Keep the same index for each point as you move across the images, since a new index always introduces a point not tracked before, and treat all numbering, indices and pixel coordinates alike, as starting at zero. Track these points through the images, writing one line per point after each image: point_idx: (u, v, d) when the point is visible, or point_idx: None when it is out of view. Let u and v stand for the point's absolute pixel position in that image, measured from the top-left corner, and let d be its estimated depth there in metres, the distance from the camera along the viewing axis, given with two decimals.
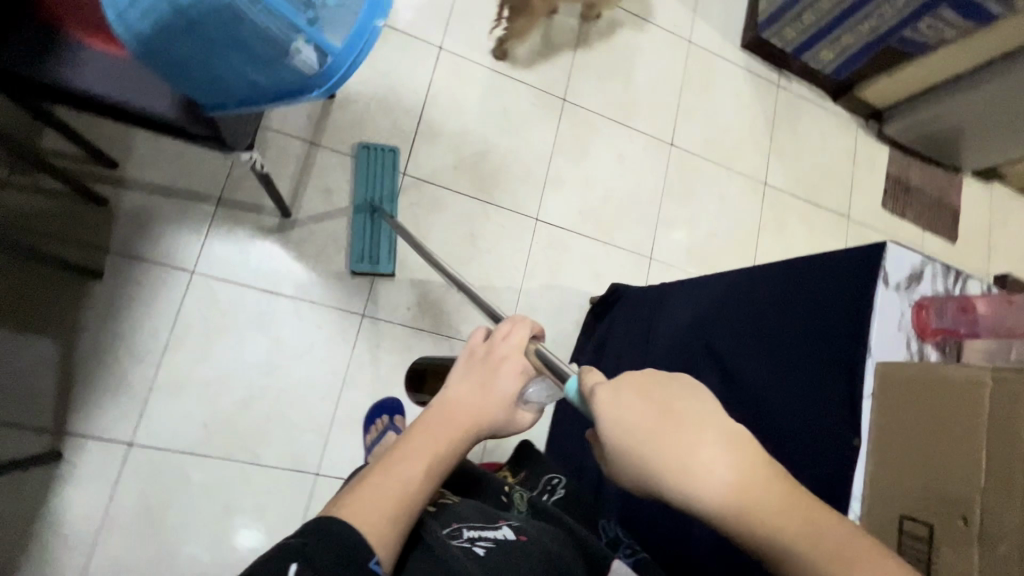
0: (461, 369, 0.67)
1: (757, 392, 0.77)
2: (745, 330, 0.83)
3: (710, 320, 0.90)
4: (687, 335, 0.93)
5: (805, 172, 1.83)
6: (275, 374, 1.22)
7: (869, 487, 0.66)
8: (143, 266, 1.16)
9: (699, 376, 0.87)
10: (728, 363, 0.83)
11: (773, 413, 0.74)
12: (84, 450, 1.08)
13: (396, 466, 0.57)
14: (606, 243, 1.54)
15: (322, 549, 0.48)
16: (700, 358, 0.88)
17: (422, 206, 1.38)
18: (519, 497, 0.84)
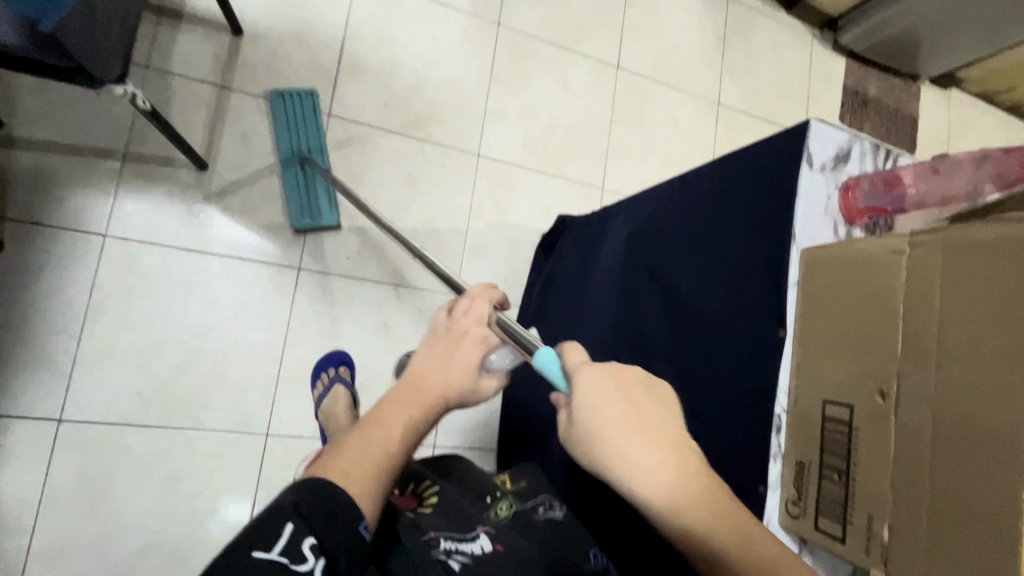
0: (427, 347, 0.63)
1: (693, 300, 0.74)
2: (681, 239, 0.79)
3: (646, 235, 0.85)
4: (626, 253, 0.89)
5: (759, 88, 1.76)
6: (211, 337, 1.16)
7: (794, 375, 0.64)
8: (50, 233, 1.08)
9: (637, 293, 0.83)
10: (665, 276, 0.79)
11: (711, 320, 0.71)
12: (10, 429, 1.03)
13: (374, 431, 0.54)
14: (555, 176, 1.48)
15: (312, 508, 0.47)
16: (637, 275, 0.84)
17: (352, 149, 1.29)
18: (503, 505, 0.79)
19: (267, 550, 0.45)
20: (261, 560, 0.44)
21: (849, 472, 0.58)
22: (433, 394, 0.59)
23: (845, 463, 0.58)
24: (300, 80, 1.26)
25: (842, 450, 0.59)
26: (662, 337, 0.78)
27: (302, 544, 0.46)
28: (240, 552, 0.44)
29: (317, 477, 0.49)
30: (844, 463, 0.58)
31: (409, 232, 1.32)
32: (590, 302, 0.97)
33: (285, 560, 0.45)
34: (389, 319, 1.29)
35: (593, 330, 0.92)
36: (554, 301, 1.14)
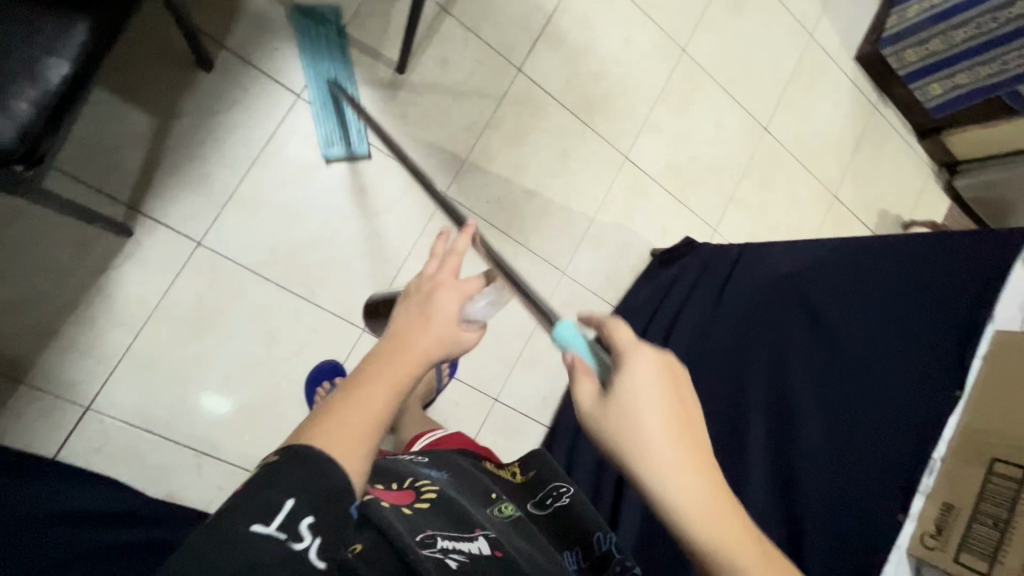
0: (402, 310, 0.60)
1: (852, 331, 0.95)
2: (857, 296, 0.97)
3: (814, 274, 1.04)
4: (780, 283, 1.08)
5: (873, 196, 1.86)
6: (348, 222, 1.21)
7: (959, 436, 0.84)
8: (254, 73, 1.13)
9: (790, 311, 1.04)
10: (820, 304, 1.00)
11: (862, 351, 0.93)
12: (153, 234, 1.07)
13: (352, 403, 0.51)
14: (680, 200, 1.56)
15: (295, 479, 0.46)
16: (794, 300, 1.04)
17: (527, 107, 1.36)
18: (504, 505, 0.87)
19: (267, 525, 0.45)
20: (258, 533, 0.44)
21: (1008, 522, 0.77)
22: (417, 343, 0.56)
23: (1006, 514, 0.78)
24: (508, 29, 1.33)
25: (1002, 502, 0.79)
26: (807, 368, 0.98)
27: (300, 523, 0.46)
28: (240, 523, 0.44)
29: (309, 444, 0.48)
30: (1006, 514, 0.78)
31: (545, 199, 1.39)
32: (722, 314, 1.15)
33: (282, 535, 0.45)
34: None
35: (727, 327, 1.13)
36: (670, 304, 1.28)
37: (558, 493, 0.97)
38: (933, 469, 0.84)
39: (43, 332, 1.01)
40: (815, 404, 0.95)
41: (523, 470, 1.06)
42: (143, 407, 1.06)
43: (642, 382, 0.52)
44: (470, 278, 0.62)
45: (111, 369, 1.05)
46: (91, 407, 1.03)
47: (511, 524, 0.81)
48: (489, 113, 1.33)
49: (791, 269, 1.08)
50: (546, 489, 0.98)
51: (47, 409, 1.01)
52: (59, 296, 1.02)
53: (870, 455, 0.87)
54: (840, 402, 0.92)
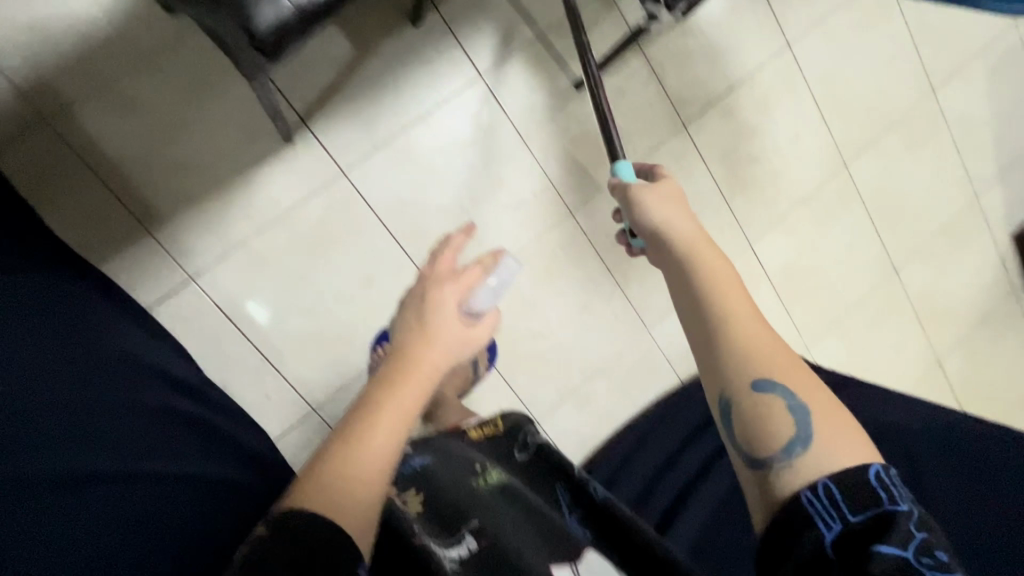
0: (404, 316, 0.70)
1: (968, 530, 0.86)
2: (975, 489, 0.90)
3: (931, 451, 0.97)
4: (886, 439, 1.01)
5: (980, 380, 1.74)
6: (475, 203, 1.24)
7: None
8: (451, 41, 1.19)
9: (893, 474, 0.96)
10: (932, 485, 0.93)
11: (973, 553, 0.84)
12: (309, 148, 1.13)
13: (364, 443, 0.57)
14: (785, 306, 1.51)
15: (286, 550, 0.49)
16: (900, 465, 0.97)
17: (677, 163, 1.36)
18: (491, 473, 0.80)
19: None
20: None
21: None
22: (425, 355, 0.65)
23: None
24: (689, 85, 1.35)
25: None
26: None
27: None
28: None
29: (311, 507, 0.51)
30: None
31: None
32: None
33: None
34: (589, 302, 1.35)
35: None
36: None
37: (531, 438, 0.91)
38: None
39: (187, 198, 1.09)
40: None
41: (506, 419, 0.92)
42: (236, 296, 1.12)
43: (666, 195, 0.74)
44: (466, 271, 0.73)
45: (225, 251, 1.11)
46: (195, 277, 1.09)
47: (497, 499, 0.77)
48: (640, 155, 1.33)
49: (898, 429, 1.02)
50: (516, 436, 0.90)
51: (160, 265, 1.08)
52: (212, 172, 1.09)
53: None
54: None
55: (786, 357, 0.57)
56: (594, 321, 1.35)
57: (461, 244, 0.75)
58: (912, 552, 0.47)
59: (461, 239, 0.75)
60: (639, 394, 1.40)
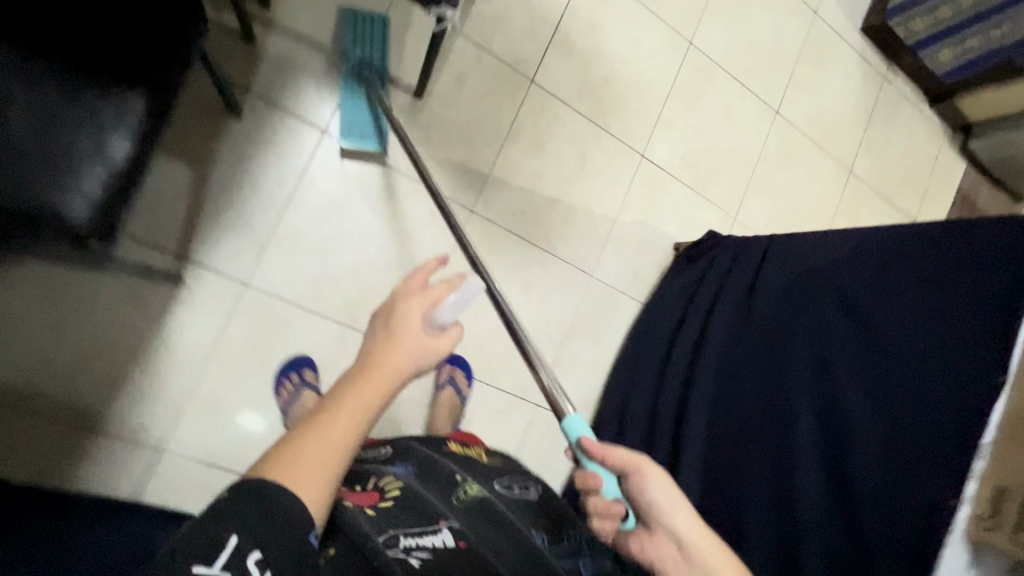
0: (371, 333, 0.67)
1: (887, 328, 0.95)
2: (888, 285, 0.98)
3: (846, 266, 1.05)
4: (813, 275, 1.10)
5: (890, 167, 1.86)
6: (382, 248, 1.25)
7: (1002, 419, 0.81)
8: (281, 114, 1.17)
9: (825, 304, 1.05)
10: (858, 299, 1.00)
11: (894, 348, 0.93)
12: (203, 279, 1.12)
13: (324, 428, 0.56)
14: (699, 192, 1.57)
15: (247, 511, 0.49)
16: (830, 296, 1.05)
17: (543, 118, 1.38)
18: (471, 486, 0.86)
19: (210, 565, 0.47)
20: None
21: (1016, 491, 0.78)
22: (390, 359, 0.63)
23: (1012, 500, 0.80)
24: (518, 43, 1.35)
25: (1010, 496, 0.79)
26: (847, 358, 0.98)
27: (247, 557, 0.48)
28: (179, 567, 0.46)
29: (265, 479, 0.52)
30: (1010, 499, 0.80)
31: (568, 206, 1.42)
32: (759, 310, 1.16)
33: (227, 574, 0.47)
34: (529, 279, 1.38)
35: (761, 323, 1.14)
36: (703, 296, 1.29)
37: (524, 485, 0.93)
38: (983, 451, 0.82)
39: (112, 383, 1.07)
40: (857, 387, 0.95)
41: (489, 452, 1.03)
42: (211, 444, 1.12)
43: (650, 476, 0.71)
44: (434, 285, 0.70)
45: (176, 412, 1.10)
46: (162, 448, 1.09)
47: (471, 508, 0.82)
48: (507, 127, 1.35)
49: (823, 262, 1.09)
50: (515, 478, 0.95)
51: (124, 454, 1.07)
52: (122, 347, 1.07)
53: (914, 437, 0.87)
54: (883, 385, 0.92)
55: (733, 567, 0.70)
56: (542, 294, 1.40)
57: (433, 270, 0.72)
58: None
59: (435, 266, 0.72)
60: (612, 334, 1.47)
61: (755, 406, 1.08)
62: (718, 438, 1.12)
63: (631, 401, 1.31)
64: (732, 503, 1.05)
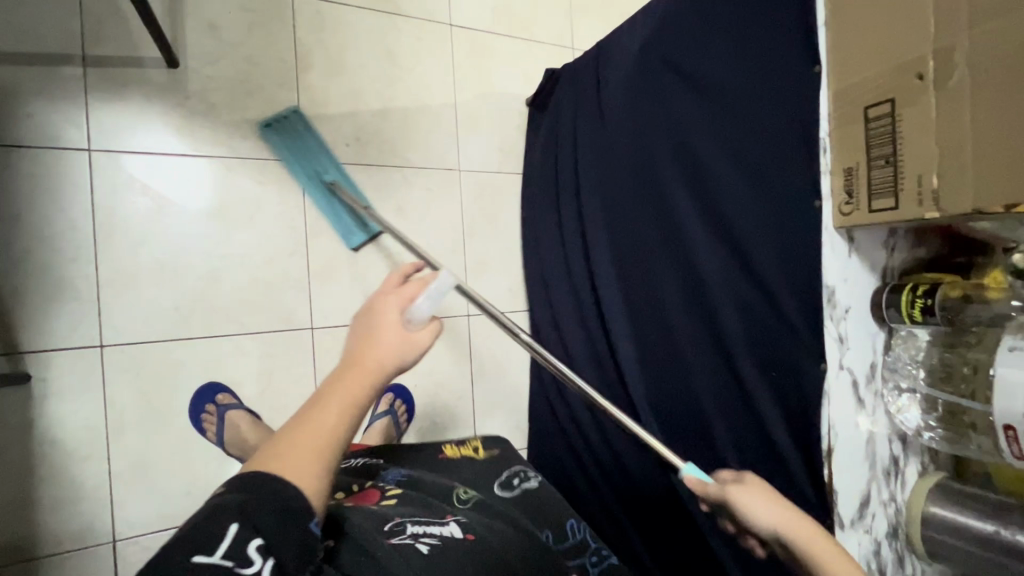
0: (354, 327, 0.68)
1: (717, 72, 0.90)
2: (705, 32, 0.92)
3: (664, 33, 0.99)
4: (639, 60, 1.03)
5: None
6: (228, 243, 1.13)
7: (833, 100, 0.81)
8: (30, 153, 0.99)
9: (660, 83, 0.99)
10: (683, 61, 0.95)
11: (731, 85, 0.89)
12: (51, 362, 1.00)
13: (314, 422, 0.58)
14: (527, 38, 1.48)
15: (256, 496, 0.53)
16: (659, 71, 0.99)
17: (327, 29, 1.23)
18: (465, 492, 0.92)
19: (207, 556, 0.50)
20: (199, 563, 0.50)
21: (896, 156, 0.74)
22: (370, 355, 0.63)
23: (891, 149, 0.75)
24: None
25: (886, 140, 0.76)
26: (700, 121, 0.93)
27: (246, 546, 0.52)
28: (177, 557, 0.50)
29: (257, 472, 0.55)
30: (891, 149, 0.75)
31: (402, 111, 1.31)
32: (610, 123, 1.10)
33: (229, 562, 0.51)
34: (401, 201, 1.30)
35: (614, 133, 1.09)
36: (565, 144, 1.25)
37: (522, 477, 1.02)
38: (824, 143, 0.82)
39: (20, 508, 0.97)
40: (710, 138, 0.92)
41: (485, 447, 1.10)
42: (163, 506, 1.06)
43: (757, 486, 0.70)
44: (408, 284, 0.70)
45: (110, 497, 1.02)
46: (118, 536, 1.03)
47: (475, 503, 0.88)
48: (293, 56, 1.20)
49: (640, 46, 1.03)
50: (508, 473, 1.03)
51: (77, 561, 1.00)
52: (7, 469, 0.96)
53: (771, 161, 0.85)
54: (735, 131, 0.89)
55: (800, 521, 0.66)
56: (421, 209, 1.32)
57: (409, 272, 0.75)
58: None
59: (410, 271, 0.76)
60: (508, 215, 1.43)
61: (641, 212, 1.04)
62: (622, 261, 1.09)
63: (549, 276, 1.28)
64: (652, 306, 1.03)
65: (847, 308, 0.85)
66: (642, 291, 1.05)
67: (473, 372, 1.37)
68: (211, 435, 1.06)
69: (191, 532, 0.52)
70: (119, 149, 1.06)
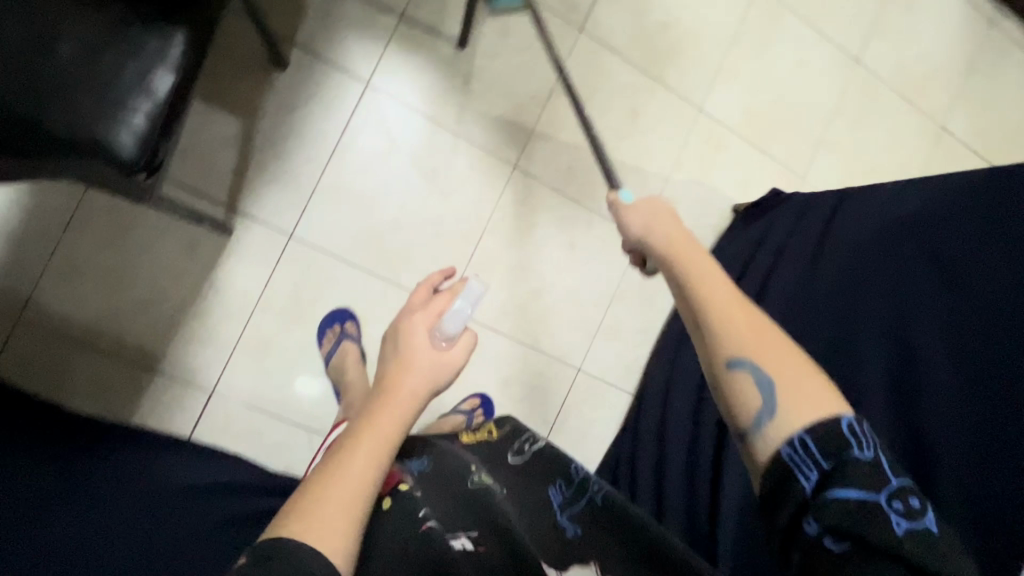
0: (384, 356, 0.74)
1: (977, 286, 0.87)
2: (983, 241, 0.89)
3: (931, 216, 0.95)
4: (891, 228, 0.99)
5: (992, 122, 1.63)
6: (421, 204, 1.23)
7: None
8: (326, 69, 1.18)
9: (904, 262, 0.95)
10: (943, 255, 0.92)
11: (993, 306, 0.85)
12: (250, 231, 1.15)
13: (342, 472, 0.55)
14: (763, 151, 1.45)
15: (273, 570, 0.46)
16: (907, 249, 0.95)
17: (592, 68, 1.31)
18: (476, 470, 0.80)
19: None
20: None
21: None
22: (406, 380, 0.67)
23: None
24: None
25: None
26: (935, 323, 0.90)
27: None
28: None
29: (285, 532, 0.49)
30: None
31: (617, 162, 1.35)
32: (823, 271, 1.06)
33: None
34: (575, 239, 1.33)
35: (825, 280, 1.05)
36: (759, 267, 1.19)
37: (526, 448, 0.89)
38: None
39: (168, 329, 1.12)
40: (940, 358, 0.88)
41: (497, 431, 0.96)
42: (257, 389, 1.16)
43: (641, 208, 0.68)
44: (438, 300, 0.78)
45: (227, 358, 1.14)
46: (215, 393, 1.14)
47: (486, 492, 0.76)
48: (554, 79, 1.29)
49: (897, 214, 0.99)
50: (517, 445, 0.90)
51: (178, 395, 1.12)
52: (177, 294, 1.12)
53: (1002, 400, 0.81)
54: (973, 353, 0.86)
55: (708, 268, 0.59)
56: (587, 255, 1.34)
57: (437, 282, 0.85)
58: (883, 495, 0.46)
59: (439, 280, 0.86)
60: (661, 299, 1.39)
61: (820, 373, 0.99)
62: None
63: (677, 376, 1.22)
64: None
65: None
66: None
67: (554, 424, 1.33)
68: (323, 350, 1.17)
69: None
70: (386, 93, 1.21)
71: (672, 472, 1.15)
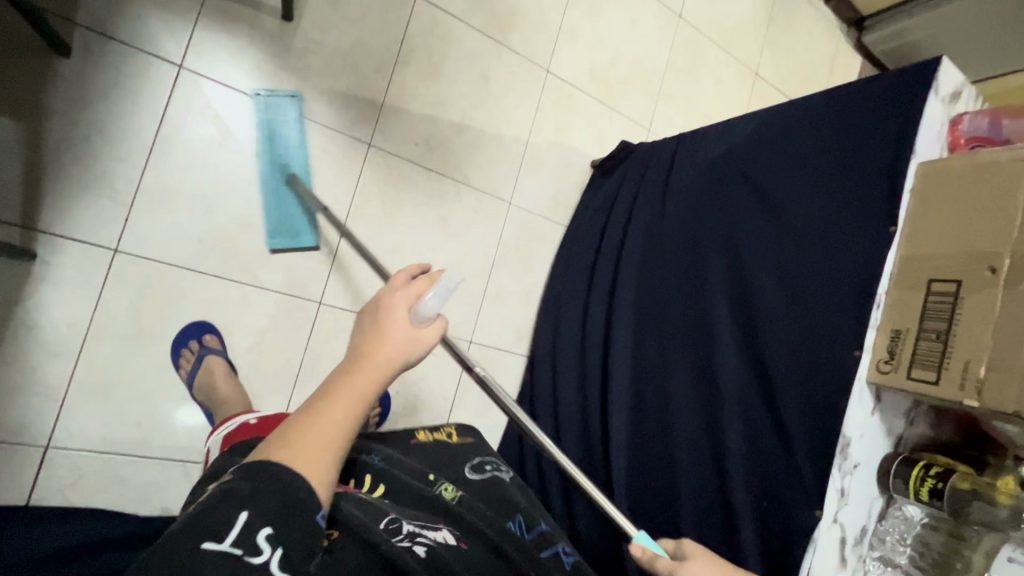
0: (358, 327, 0.69)
1: (791, 201, 0.97)
2: (795, 160, 0.98)
3: (752, 148, 1.06)
4: (721, 166, 1.09)
5: (792, 66, 1.88)
6: (271, 195, 1.13)
7: (901, 264, 0.85)
8: (125, 52, 1.01)
9: (736, 190, 1.05)
10: (766, 179, 1.01)
11: (808, 217, 0.94)
12: (61, 250, 0.98)
13: (316, 423, 0.59)
14: (610, 108, 1.53)
15: (264, 493, 0.53)
16: (737, 179, 1.05)
17: (435, 36, 1.28)
18: (446, 486, 0.87)
19: (218, 541, 0.50)
20: (208, 551, 0.49)
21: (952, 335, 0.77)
22: (379, 352, 0.65)
23: (946, 326, 0.78)
24: None
25: (945, 316, 0.79)
26: (760, 242, 0.98)
27: (257, 534, 0.51)
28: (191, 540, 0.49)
29: (265, 460, 0.55)
30: (945, 325, 0.79)
31: (475, 131, 1.34)
32: (670, 210, 1.14)
33: (238, 550, 0.50)
34: (446, 213, 1.31)
35: (671, 218, 1.14)
36: (620, 215, 1.27)
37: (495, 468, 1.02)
38: (881, 300, 0.85)
39: None
40: (770, 270, 0.95)
41: (460, 436, 1.08)
42: (107, 431, 1.01)
43: (693, 563, 0.72)
44: (418, 280, 0.71)
45: (60, 402, 0.98)
46: (52, 445, 0.97)
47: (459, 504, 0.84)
48: (397, 49, 1.24)
49: (725, 152, 1.10)
50: (478, 462, 1.01)
51: (2, 457, 0.94)
52: None
53: (817, 296, 0.89)
54: (793, 263, 0.93)
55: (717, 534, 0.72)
56: (460, 228, 1.33)
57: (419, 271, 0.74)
58: None
59: (419, 271, 0.75)
60: (538, 260, 1.44)
61: (676, 303, 1.06)
62: (643, 345, 1.09)
63: (562, 329, 1.27)
64: (659, 376, 1.04)
65: (857, 464, 0.85)
66: (651, 376, 1.06)
67: (454, 399, 1.34)
68: (182, 372, 1.04)
69: (199, 516, 0.51)
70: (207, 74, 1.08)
71: (568, 425, 1.17)
